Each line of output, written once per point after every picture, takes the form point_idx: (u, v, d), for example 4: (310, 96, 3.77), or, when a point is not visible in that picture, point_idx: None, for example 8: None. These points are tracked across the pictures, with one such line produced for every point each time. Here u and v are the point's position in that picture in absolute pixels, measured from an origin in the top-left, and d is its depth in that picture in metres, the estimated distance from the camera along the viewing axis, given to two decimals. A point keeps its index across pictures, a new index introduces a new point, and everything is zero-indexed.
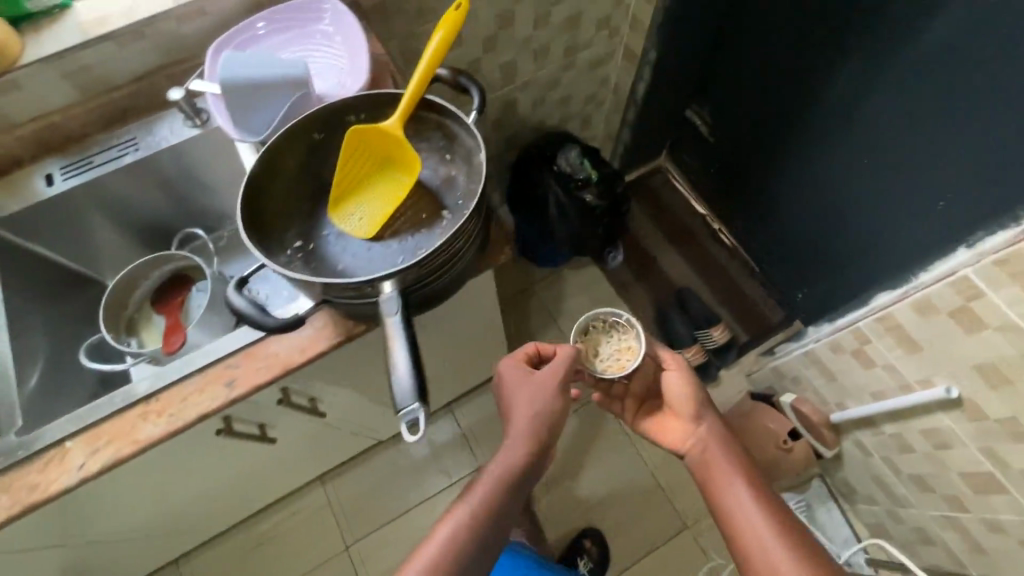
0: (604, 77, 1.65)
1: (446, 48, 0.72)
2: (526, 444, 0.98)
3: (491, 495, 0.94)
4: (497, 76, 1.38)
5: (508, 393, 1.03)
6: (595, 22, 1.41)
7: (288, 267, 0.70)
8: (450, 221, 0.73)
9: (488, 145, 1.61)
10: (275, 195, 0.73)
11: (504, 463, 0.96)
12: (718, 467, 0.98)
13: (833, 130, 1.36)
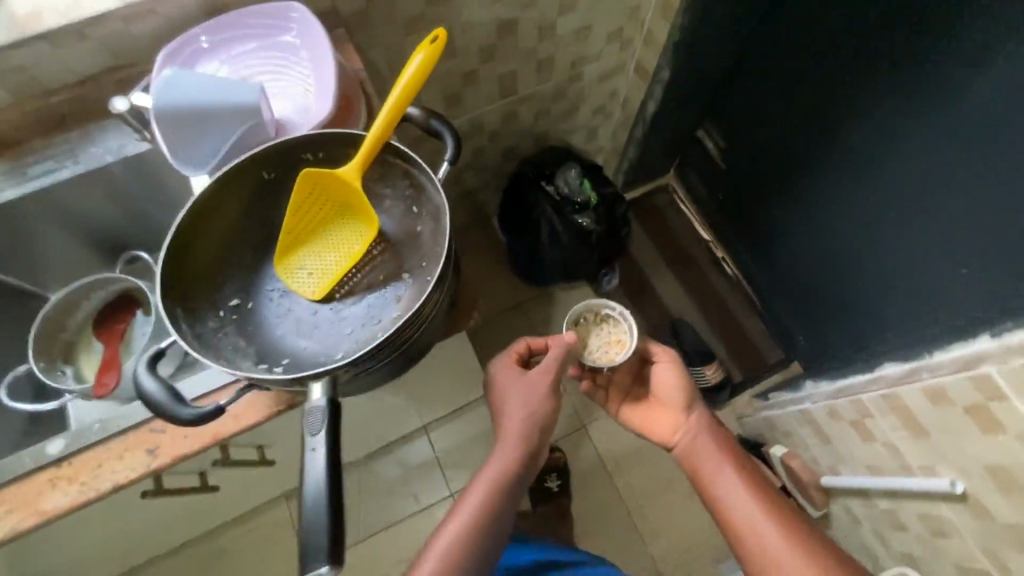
0: (613, 91, 1.53)
1: (420, 79, 0.63)
2: (517, 446, 1.00)
3: (486, 496, 0.96)
4: (496, 87, 1.26)
5: (500, 395, 1.06)
6: (606, 34, 1.29)
7: (219, 332, 0.61)
8: (411, 286, 0.64)
9: (483, 157, 1.50)
10: (212, 244, 0.64)
11: (498, 464, 0.98)
12: (707, 455, 0.96)
13: (854, 172, 1.26)
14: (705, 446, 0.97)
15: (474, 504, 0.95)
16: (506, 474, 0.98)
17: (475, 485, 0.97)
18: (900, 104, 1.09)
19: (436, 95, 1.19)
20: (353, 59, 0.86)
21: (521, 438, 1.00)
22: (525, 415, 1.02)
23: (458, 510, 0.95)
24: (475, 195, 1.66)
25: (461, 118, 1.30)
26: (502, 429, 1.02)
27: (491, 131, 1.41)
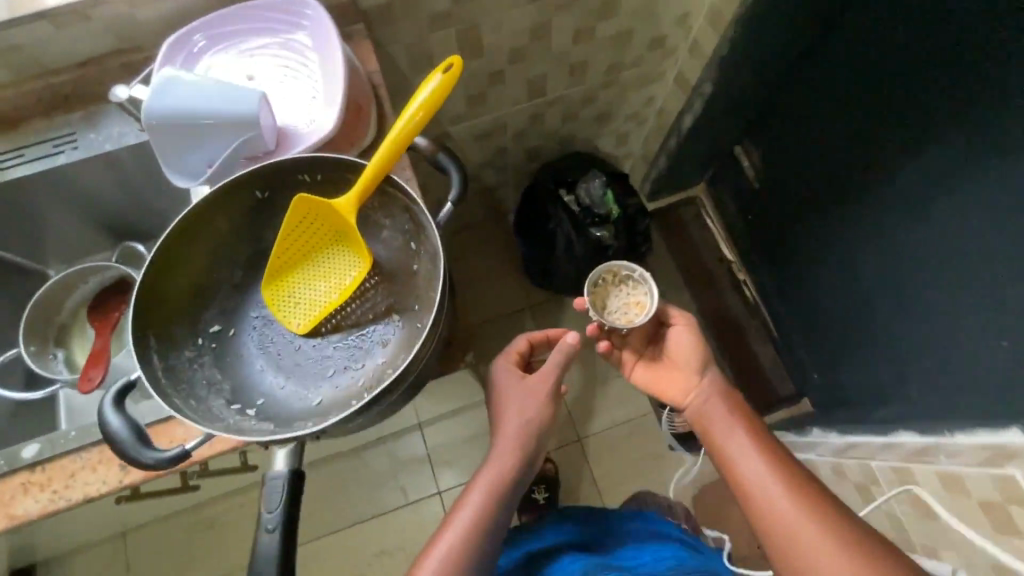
0: (648, 99, 1.45)
1: (434, 105, 0.57)
2: (516, 447, 0.98)
3: (487, 496, 0.94)
4: (523, 88, 1.19)
5: (498, 400, 1.03)
6: (647, 40, 1.20)
7: (195, 362, 0.58)
8: (399, 332, 0.60)
9: (505, 156, 1.44)
10: (197, 264, 0.60)
11: (498, 468, 0.96)
12: (716, 420, 0.92)
13: (883, 224, 1.16)
14: (716, 412, 0.93)
15: (476, 505, 0.93)
16: (506, 476, 0.95)
17: (478, 484, 0.95)
18: (950, 161, 0.99)
19: (459, 94, 1.13)
20: (371, 63, 0.81)
21: (518, 442, 0.98)
22: (524, 419, 1.00)
23: (461, 509, 0.93)
24: (494, 193, 1.60)
25: (484, 117, 1.24)
26: (500, 432, 1.00)
27: (515, 131, 1.35)
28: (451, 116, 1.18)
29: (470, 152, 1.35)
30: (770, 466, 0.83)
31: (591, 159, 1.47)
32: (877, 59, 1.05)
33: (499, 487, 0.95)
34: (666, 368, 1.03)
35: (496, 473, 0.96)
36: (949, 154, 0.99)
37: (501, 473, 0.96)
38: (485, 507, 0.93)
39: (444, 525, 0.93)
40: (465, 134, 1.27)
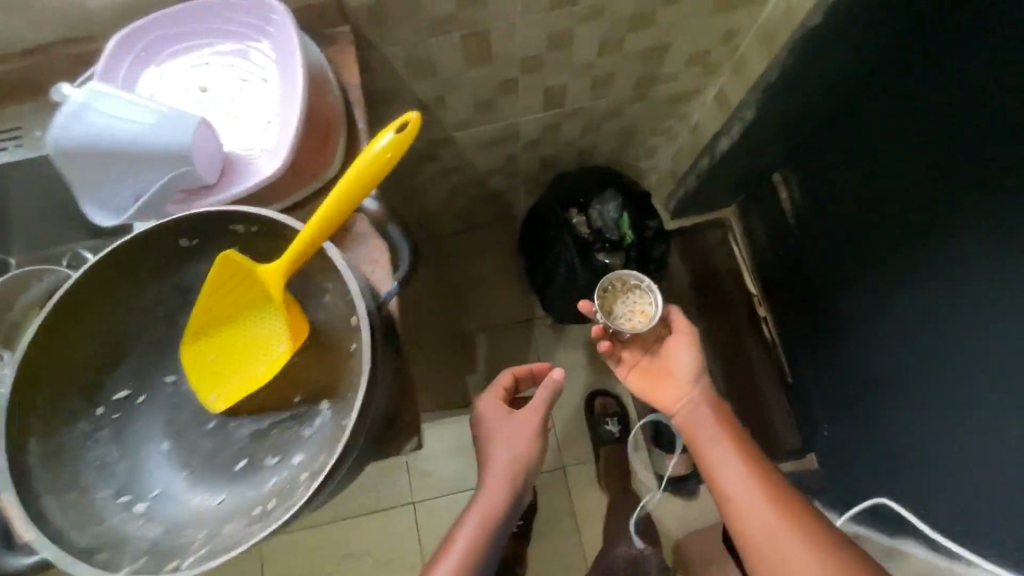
0: (683, 114, 1.30)
1: (385, 165, 0.49)
2: (506, 482, 0.87)
3: (478, 534, 0.82)
4: (539, 98, 1.07)
5: (485, 435, 0.93)
6: (686, 55, 1.05)
7: (86, 438, 0.56)
8: (318, 430, 0.55)
9: (516, 162, 1.32)
10: (101, 332, 0.57)
11: (487, 505, 0.85)
12: (708, 431, 0.90)
13: (916, 296, 1.02)
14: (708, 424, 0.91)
15: (463, 545, 0.82)
16: (495, 513, 0.85)
17: (466, 523, 0.84)
18: (1000, 247, 0.85)
19: (465, 101, 1.01)
20: (351, 78, 0.70)
21: (510, 479, 0.87)
22: (511, 454, 0.89)
23: (449, 548, 0.82)
24: (504, 198, 1.50)
25: (492, 125, 1.12)
26: (489, 467, 0.89)
27: (529, 139, 1.23)
28: (455, 122, 1.07)
29: (476, 157, 1.25)
30: (760, 482, 0.81)
31: (609, 179, 1.35)
32: (933, 114, 0.90)
33: (488, 524, 0.84)
34: (659, 377, 1.01)
35: (486, 510, 0.85)
36: (1002, 236, 0.84)
37: (491, 510, 0.85)
38: (474, 548, 0.81)
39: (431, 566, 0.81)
40: (471, 140, 1.16)
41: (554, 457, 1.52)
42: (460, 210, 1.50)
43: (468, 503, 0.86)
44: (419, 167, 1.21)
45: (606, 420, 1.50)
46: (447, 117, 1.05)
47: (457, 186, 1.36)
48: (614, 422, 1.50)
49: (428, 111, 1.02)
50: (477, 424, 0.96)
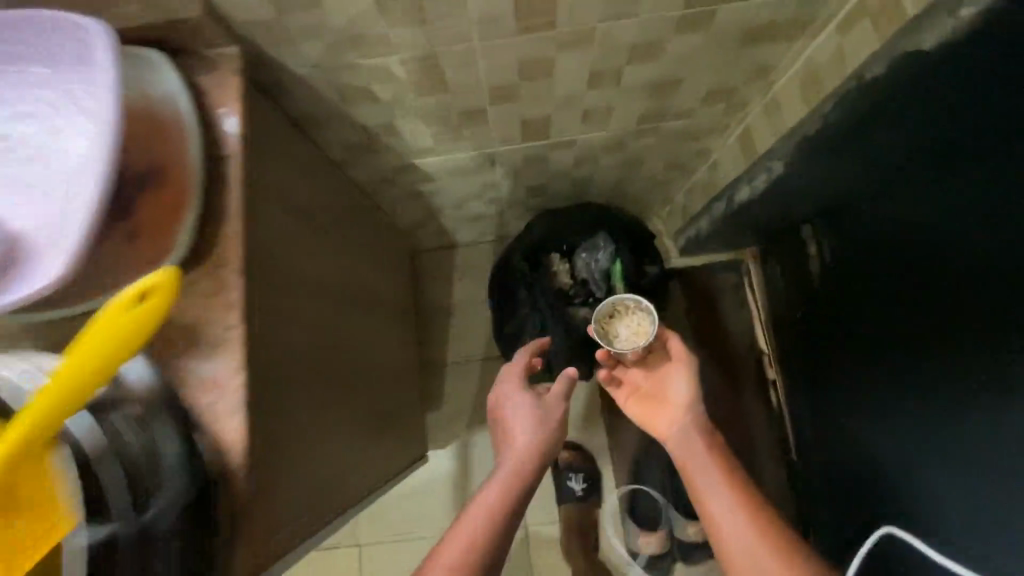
0: (700, 151, 1.09)
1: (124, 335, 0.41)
2: (531, 454, 0.82)
3: (497, 509, 0.74)
4: (518, 130, 0.88)
5: (501, 419, 0.89)
6: (702, 92, 0.85)
7: None
8: None
9: (499, 190, 1.14)
10: None
11: (512, 476, 0.78)
12: (701, 458, 0.83)
13: None
14: (700, 450, 0.84)
15: (479, 523, 0.72)
16: (519, 478, 0.78)
17: (487, 505, 0.74)
18: None
19: (424, 130, 0.84)
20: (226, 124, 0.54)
21: (535, 457, 0.81)
22: (530, 430, 0.85)
23: (465, 526, 0.72)
24: (490, 220, 1.33)
25: (461, 154, 0.95)
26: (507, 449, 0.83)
27: (511, 170, 1.05)
28: (416, 150, 0.90)
29: (450, 184, 1.08)
30: (750, 518, 0.75)
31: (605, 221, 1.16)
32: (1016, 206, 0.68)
33: (509, 495, 0.76)
34: (655, 400, 0.94)
35: (510, 482, 0.77)
36: None
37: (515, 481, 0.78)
38: (491, 523, 0.72)
39: (441, 550, 0.69)
40: (438, 167, 0.99)
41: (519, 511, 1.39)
42: (439, 228, 1.35)
43: (487, 481, 0.78)
44: (383, 189, 1.06)
45: (570, 476, 1.36)
46: (404, 145, 0.88)
47: (433, 208, 1.20)
48: (579, 478, 1.36)
49: (379, 138, 0.85)
50: (491, 412, 0.92)
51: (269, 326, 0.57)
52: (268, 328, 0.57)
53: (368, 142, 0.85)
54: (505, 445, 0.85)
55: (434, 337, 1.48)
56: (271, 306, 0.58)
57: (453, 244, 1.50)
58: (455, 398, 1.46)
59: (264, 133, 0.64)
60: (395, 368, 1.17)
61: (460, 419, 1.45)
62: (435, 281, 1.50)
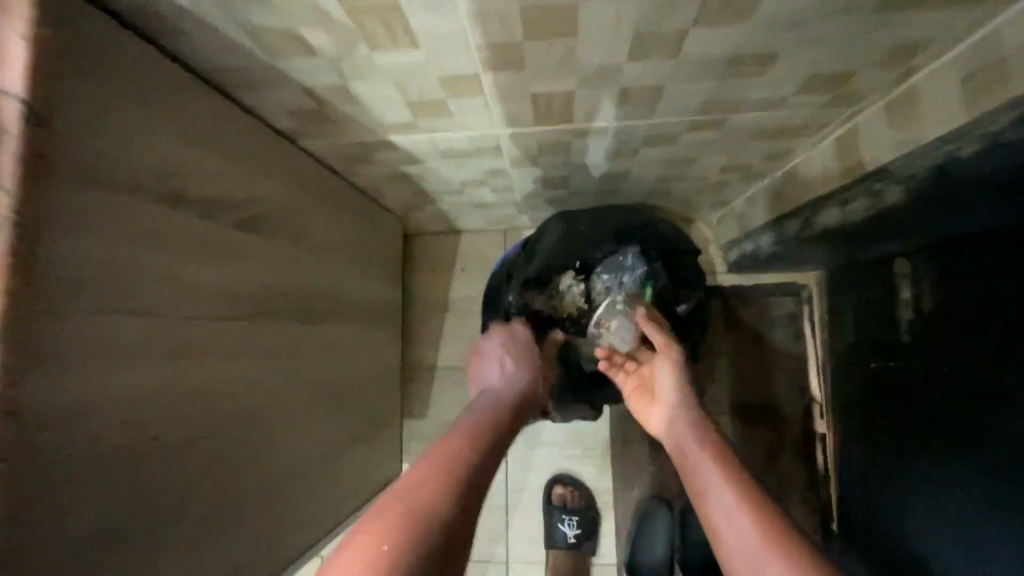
0: (776, 154, 0.82)
1: None
2: (526, 367, 0.78)
3: (466, 442, 0.58)
4: (526, 109, 0.64)
5: (488, 357, 0.80)
6: (801, 76, 0.58)
7: None
8: None
9: (508, 179, 0.91)
10: None
11: (508, 380, 0.75)
12: (698, 450, 0.66)
13: None
14: (694, 444, 0.67)
15: (445, 456, 0.55)
16: (507, 399, 0.71)
17: (479, 399, 0.71)
18: None
19: (395, 99, 0.61)
20: (2, 83, 0.37)
21: (491, 419, 0.65)
22: (526, 352, 0.81)
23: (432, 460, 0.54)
24: (498, 209, 1.10)
25: (454, 134, 0.71)
26: (499, 363, 0.78)
27: (522, 158, 0.81)
28: (390, 123, 0.68)
29: (444, 168, 0.85)
30: (756, 506, 0.55)
31: (633, 236, 0.93)
32: None
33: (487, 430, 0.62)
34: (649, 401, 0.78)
35: (503, 387, 0.74)
36: None
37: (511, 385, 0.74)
38: (458, 458, 0.55)
39: (402, 488, 0.50)
40: (424, 147, 0.76)
41: (503, 543, 1.24)
42: (438, 212, 1.13)
43: (455, 420, 0.65)
44: (359, 165, 0.84)
45: (563, 519, 1.19)
46: (372, 115, 0.65)
47: (427, 190, 0.98)
48: (573, 523, 1.19)
49: (337, 103, 0.62)
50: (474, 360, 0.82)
51: (77, 376, 0.43)
52: (70, 374, 0.43)
53: (322, 108, 0.64)
54: (490, 379, 0.76)
55: (424, 335, 1.28)
56: (84, 345, 0.44)
57: (457, 229, 1.28)
58: (441, 408, 1.27)
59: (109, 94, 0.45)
60: (358, 380, 0.97)
61: (444, 432, 1.27)
62: (432, 270, 1.29)
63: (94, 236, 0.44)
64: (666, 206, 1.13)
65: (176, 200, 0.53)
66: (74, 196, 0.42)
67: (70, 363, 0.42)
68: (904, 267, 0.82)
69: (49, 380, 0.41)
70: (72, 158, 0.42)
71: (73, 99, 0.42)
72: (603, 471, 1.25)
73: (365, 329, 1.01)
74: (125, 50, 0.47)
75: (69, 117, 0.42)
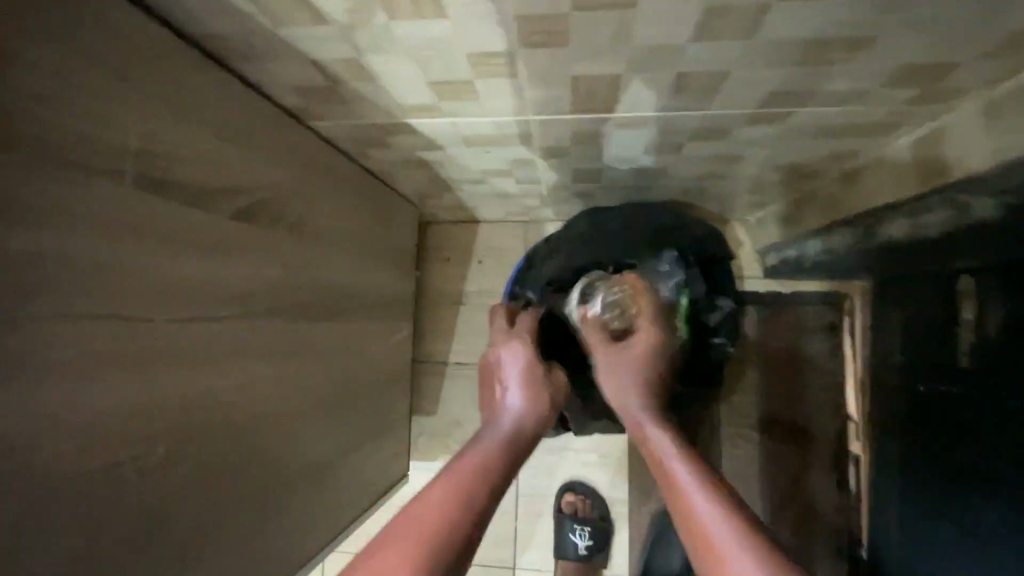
0: (838, 153, 0.74)
1: None
2: (532, 394, 0.66)
3: (455, 489, 0.54)
4: (564, 96, 0.56)
5: (491, 380, 0.70)
6: (888, 68, 0.50)
7: None
8: None
9: (533, 170, 0.84)
10: None
11: (509, 415, 0.63)
12: (682, 463, 0.54)
13: None
14: (677, 457, 0.55)
15: (443, 497, 0.52)
16: (508, 433, 0.62)
17: (484, 433, 0.62)
18: None
19: (415, 78, 0.54)
20: None
21: (486, 464, 0.58)
22: (531, 374, 0.68)
23: (425, 497, 0.53)
24: (520, 200, 1.02)
25: (476, 118, 0.64)
26: (502, 392, 0.67)
27: (552, 149, 0.73)
28: (407, 105, 0.60)
29: (466, 156, 0.78)
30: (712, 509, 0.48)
31: (669, 237, 0.85)
32: None
33: (470, 481, 0.55)
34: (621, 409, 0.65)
35: (504, 425, 0.63)
36: None
37: (513, 423, 0.63)
38: (453, 504, 0.52)
39: (398, 528, 0.49)
40: (444, 133, 0.69)
41: (513, 547, 1.20)
42: (455, 200, 1.05)
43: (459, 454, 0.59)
44: (373, 149, 0.77)
45: (575, 529, 1.13)
46: (388, 95, 0.58)
47: (445, 178, 0.91)
48: (584, 533, 1.13)
49: (349, 81, 0.56)
50: (484, 378, 0.73)
51: (32, 378, 0.39)
52: (24, 376, 0.39)
53: (332, 85, 0.57)
54: (493, 408, 0.66)
55: (435, 328, 1.22)
56: (35, 346, 0.39)
57: (474, 219, 1.21)
58: (451, 406, 1.21)
59: (72, 65, 0.40)
60: (363, 377, 0.92)
61: (453, 430, 1.22)
62: (447, 261, 1.23)
63: (52, 227, 0.39)
64: (701, 204, 1.04)
65: (159, 186, 0.48)
66: (24, 180, 0.37)
67: (28, 365, 0.39)
68: (968, 285, 0.68)
69: (2, 381, 0.37)
70: (20, 133, 0.37)
71: (20, 67, 0.37)
72: (618, 480, 1.19)
73: (372, 323, 0.95)
74: (93, 15, 0.42)
75: (20, 92, 0.37)
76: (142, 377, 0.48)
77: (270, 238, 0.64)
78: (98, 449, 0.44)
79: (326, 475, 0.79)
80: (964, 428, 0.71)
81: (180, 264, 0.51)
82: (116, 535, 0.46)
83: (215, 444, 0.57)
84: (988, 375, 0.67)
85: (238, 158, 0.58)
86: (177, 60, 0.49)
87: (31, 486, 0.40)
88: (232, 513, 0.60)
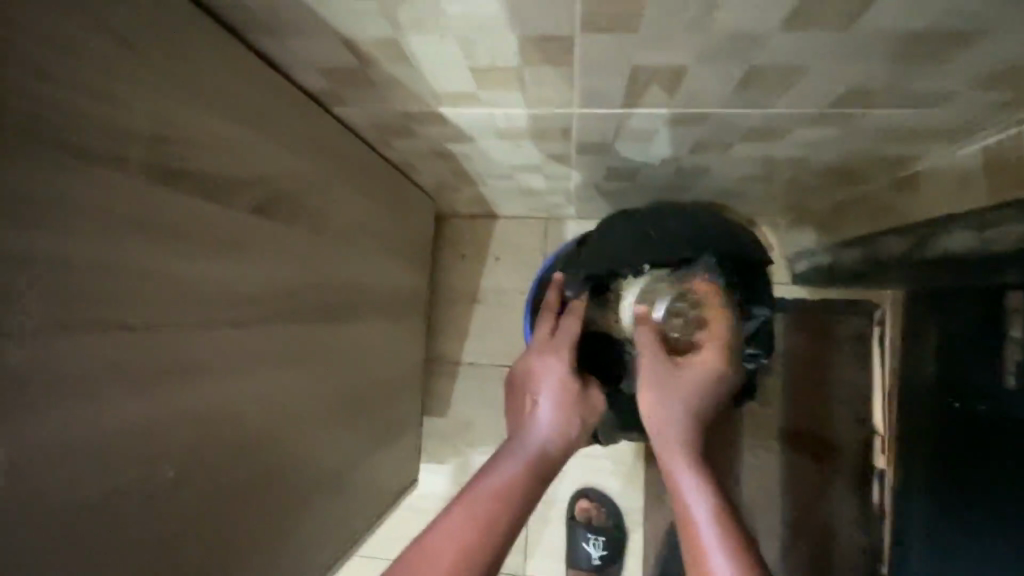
0: (894, 157, 0.70)
1: None
2: (563, 415, 0.62)
3: (473, 522, 0.49)
4: (617, 88, 0.51)
5: (522, 392, 0.65)
6: (979, 67, 0.46)
7: None
8: None
9: (566, 166, 0.78)
10: None
11: (538, 435, 0.59)
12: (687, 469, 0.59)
13: None
14: (710, 533, 0.53)
15: (462, 533, 0.48)
16: (537, 456, 0.57)
17: (510, 450, 0.57)
18: None
19: (454, 63, 0.49)
20: None
21: (512, 490, 0.53)
22: (566, 394, 0.64)
23: (443, 528, 0.48)
24: (545, 197, 0.97)
25: (514, 110, 0.59)
26: (532, 407, 0.63)
27: (591, 144, 0.68)
28: (443, 91, 0.55)
29: (495, 148, 0.73)
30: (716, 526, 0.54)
31: (705, 242, 0.81)
32: None
33: (491, 512, 0.50)
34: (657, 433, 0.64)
35: (532, 444, 0.58)
36: None
37: (541, 444, 0.58)
38: (472, 540, 0.48)
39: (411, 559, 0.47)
40: (477, 124, 0.64)
41: (526, 553, 1.16)
42: (476, 194, 1.00)
43: (481, 473, 0.54)
44: (398, 139, 0.72)
45: (588, 538, 1.11)
46: (424, 80, 0.53)
47: (469, 171, 0.86)
48: (598, 543, 1.11)
49: (380, 63, 0.50)
50: (512, 387, 0.68)
51: (39, 391, 0.35)
52: (29, 391, 0.34)
53: (362, 68, 0.52)
54: (521, 422, 0.62)
55: (450, 325, 1.18)
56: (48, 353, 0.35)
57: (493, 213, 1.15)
58: (464, 406, 1.17)
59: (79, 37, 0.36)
60: (377, 378, 0.87)
61: (465, 434, 1.17)
62: (464, 257, 1.18)
63: (47, 226, 0.35)
64: (735, 206, 0.99)
65: (175, 176, 0.44)
66: (25, 171, 0.33)
67: (33, 376, 0.35)
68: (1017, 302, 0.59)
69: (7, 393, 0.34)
70: (23, 111, 0.33)
71: (26, 36, 0.33)
72: (635, 487, 1.15)
73: (388, 322, 0.91)
74: None
75: (16, 62, 0.32)
76: (153, 387, 0.44)
77: (285, 232, 0.59)
78: (111, 466, 0.40)
79: (338, 486, 0.74)
80: (980, 445, 0.67)
81: (196, 262, 0.47)
82: (129, 558, 0.42)
83: (232, 454, 0.53)
84: (1010, 397, 0.62)
85: (258, 148, 0.53)
86: (198, 35, 0.45)
87: (45, 505, 0.36)
88: (243, 530, 0.55)
